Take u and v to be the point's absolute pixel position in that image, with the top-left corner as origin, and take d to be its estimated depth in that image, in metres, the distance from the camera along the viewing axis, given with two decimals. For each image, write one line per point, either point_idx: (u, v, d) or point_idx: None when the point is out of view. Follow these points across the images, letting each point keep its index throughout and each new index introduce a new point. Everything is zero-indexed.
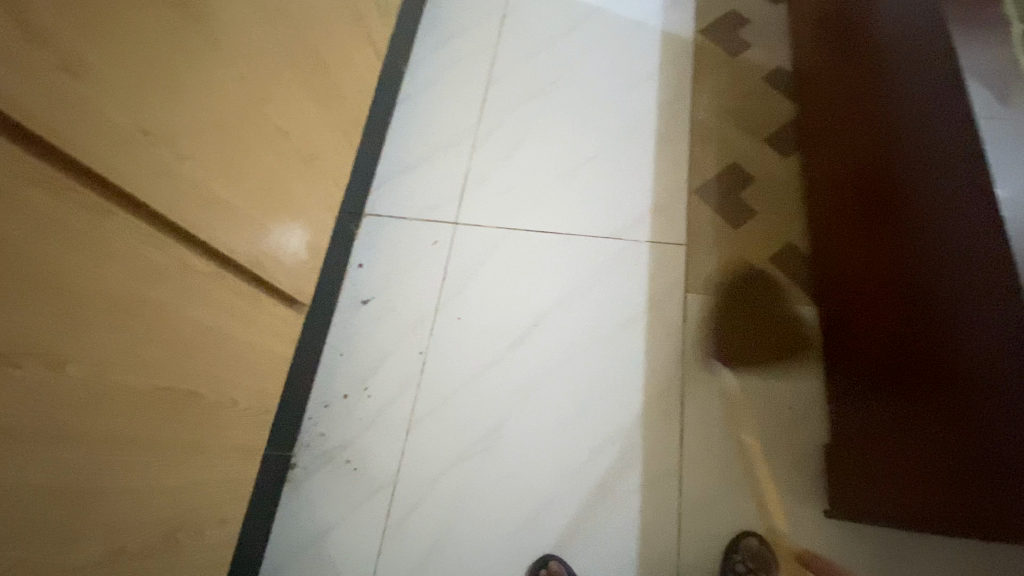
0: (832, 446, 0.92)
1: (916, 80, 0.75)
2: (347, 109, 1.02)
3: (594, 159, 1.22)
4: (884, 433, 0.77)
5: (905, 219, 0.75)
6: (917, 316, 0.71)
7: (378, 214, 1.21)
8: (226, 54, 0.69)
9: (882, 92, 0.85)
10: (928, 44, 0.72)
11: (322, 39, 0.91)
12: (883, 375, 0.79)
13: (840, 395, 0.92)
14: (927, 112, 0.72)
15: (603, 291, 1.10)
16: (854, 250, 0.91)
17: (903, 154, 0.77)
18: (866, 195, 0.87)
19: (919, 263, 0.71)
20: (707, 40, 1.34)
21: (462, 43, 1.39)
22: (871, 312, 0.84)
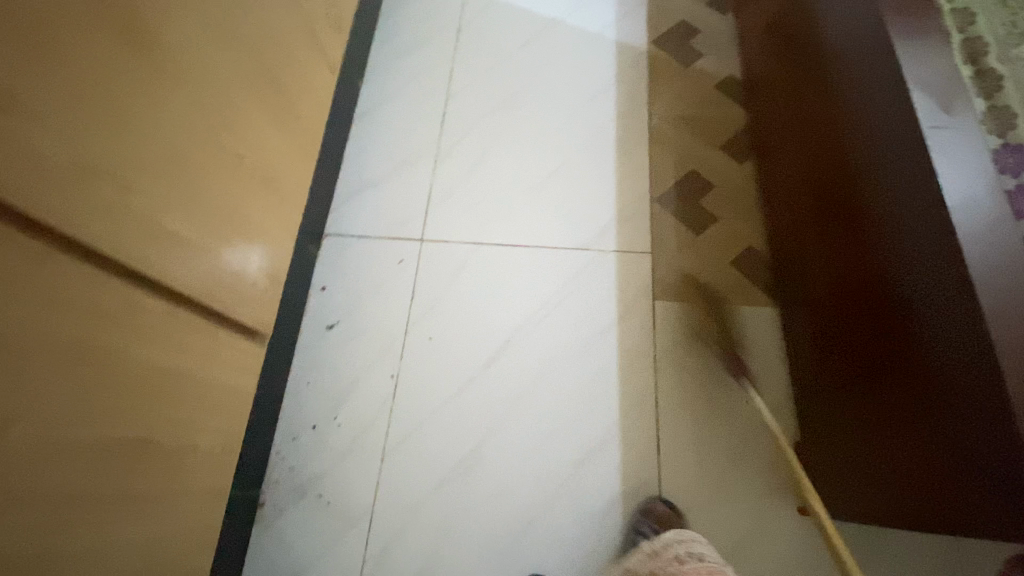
0: (804, 442, 0.94)
1: (863, 89, 0.78)
2: (303, 128, 0.98)
3: (559, 170, 1.23)
4: (853, 429, 0.80)
5: (862, 220, 0.78)
6: (880, 315, 0.74)
7: (340, 234, 1.18)
8: (174, 78, 0.66)
9: (830, 99, 0.89)
10: (871, 55, 0.75)
11: (274, 56, 0.87)
12: (850, 372, 0.81)
13: (809, 393, 0.94)
14: (875, 119, 0.75)
15: (576, 302, 1.10)
16: (813, 252, 0.94)
17: (855, 158, 0.80)
18: (823, 198, 0.90)
19: (878, 264, 0.74)
20: (660, 50, 1.37)
21: (419, 57, 1.37)
22: (834, 312, 0.86)
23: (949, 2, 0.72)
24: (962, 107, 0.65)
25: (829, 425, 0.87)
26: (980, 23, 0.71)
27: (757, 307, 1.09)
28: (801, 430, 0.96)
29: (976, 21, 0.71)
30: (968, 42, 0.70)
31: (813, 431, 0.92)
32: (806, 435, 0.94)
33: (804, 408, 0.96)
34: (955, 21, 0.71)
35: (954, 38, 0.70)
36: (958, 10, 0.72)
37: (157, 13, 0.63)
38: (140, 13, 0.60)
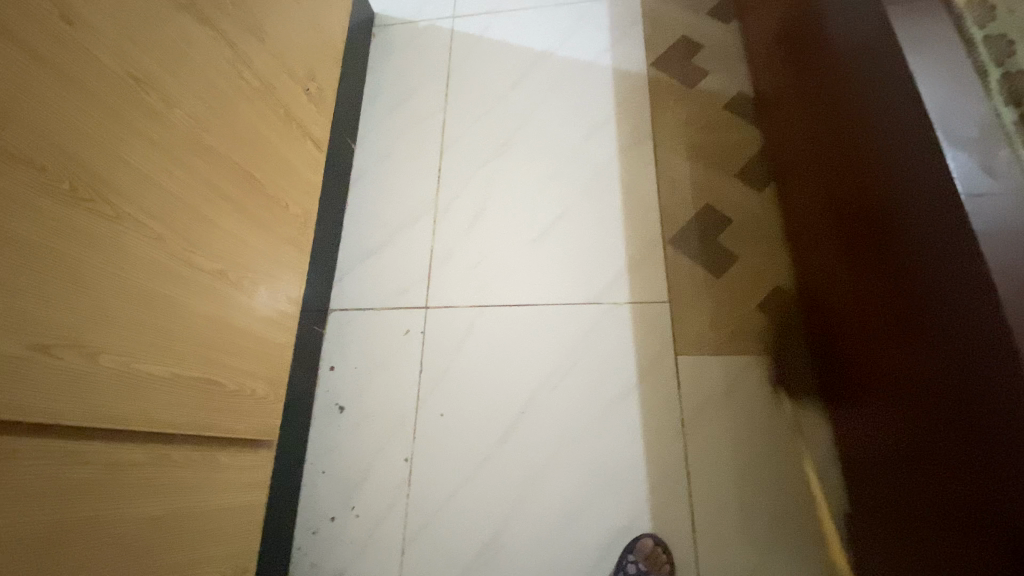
0: (855, 488, 0.87)
1: (880, 125, 0.69)
2: (287, 219, 0.96)
3: (562, 219, 1.17)
4: (900, 479, 0.72)
5: (887, 262, 0.70)
6: (910, 357, 0.67)
7: (344, 309, 1.16)
8: (140, 220, 0.64)
9: (845, 125, 0.80)
10: (891, 93, 0.66)
11: (249, 156, 0.86)
12: (893, 436, 0.73)
13: (855, 451, 0.85)
14: (895, 158, 0.66)
15: (592, 363, 1.04)
16: (844, 295, 0.85)
17: (879, 203, 0.71)
18: (849, 239, 0.81)
19: (914, 325, 0.65)
20: (661, 72, 1.28)
21: (411, 111, 1.35)
22: (871, 365, 0.78)
23: (981, 28, 0.63)
24: (1005, 164, 0.55)
25: (880, 493, 0.78)
26: (1019, 54, 0.61)
27: (791, 354, 0.99)
28: (851, 490, 0.88)
29: (1015, 52, 0.61)
30: (1007, 77, 0.60)
31: (860, 478, 0.84)
32: (857, 494, 0.86)
33: (852, 467, 0.87)
34: (988, 53, 0.62)
35: (990, 74, 0.61)
36: (992, 39, 0.63)
37: (114, 161, 0.61)
38: (94, 167, 0.58)
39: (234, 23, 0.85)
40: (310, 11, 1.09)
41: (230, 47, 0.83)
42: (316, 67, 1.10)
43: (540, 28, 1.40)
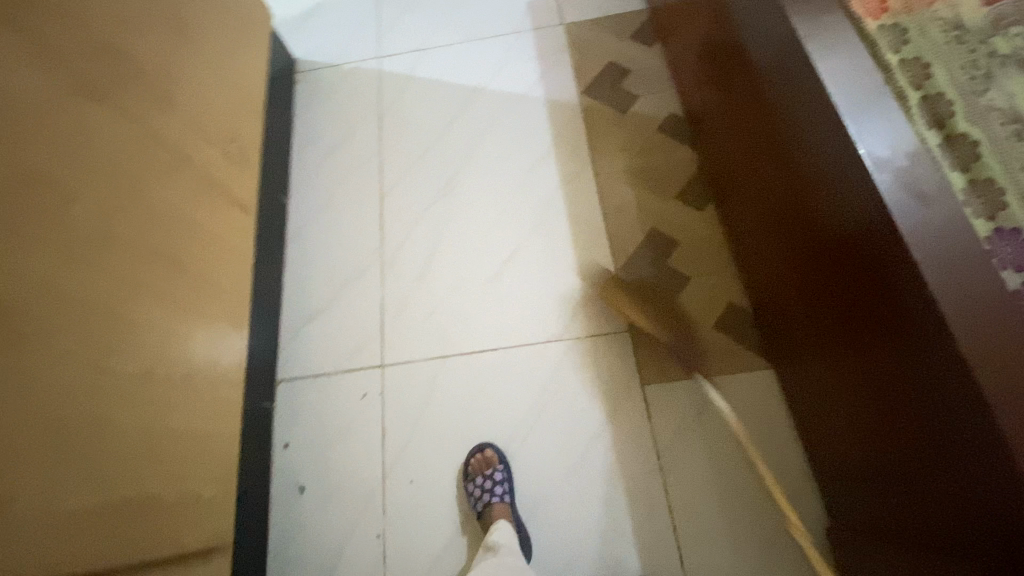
0: (829, 491, 0.88)
1: (808, 150, 0.71)
2: (219, 296, 0.89)
3: (513, 257, 1.15)
4: (873, 482, 0.75)
5: (832, 276, 0.72)
6: (867, 368, 0.69)
7: (294, 379, 1.09)
8: (45, 337, 0.58)
9: (775, 146, 0.82)
10: (815, 122, 0.68)
11: (165, 237, 0.79)
12: (865, 445, 0.74)
13: (826, 457, 0.87)
14: (826, 181, 0.69)
15: (561, 403, 1.01)
16: (799, 311, 0.86)
17: (819, 226, 0.73)
18: (796, 257, 0.83)
19: (870, 341, 0.67)
20: (592, 99, 1.29)
21: (345, 159, 1.30)
22: (833, 378, 0.79)
23: (896, 53, 0.67)
24: (934, 185, 0.57)
25: (858, 496, 0.80)
26: (936, 75, 0.65)
27: (756, 370, 1.00)
28: (829, 497, 0.89)
29: (931, 73, 0.65)
30: (927, 99, 0.64)
31: (834, 482, 0.86)
32: (832, 497, 0.88)
33: (825, 473, 0.88)
34: (907, 78, 0.65)
35: (910, 98, 0.64)
36: (908, 62, 0.66)
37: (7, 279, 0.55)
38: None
39: (138, 97, 0.79)
40: (225, 69, 1.03)
41: (134, 122, 0.77)
42: (238, 126, 1.04)
43: (469, 63, 1.39)
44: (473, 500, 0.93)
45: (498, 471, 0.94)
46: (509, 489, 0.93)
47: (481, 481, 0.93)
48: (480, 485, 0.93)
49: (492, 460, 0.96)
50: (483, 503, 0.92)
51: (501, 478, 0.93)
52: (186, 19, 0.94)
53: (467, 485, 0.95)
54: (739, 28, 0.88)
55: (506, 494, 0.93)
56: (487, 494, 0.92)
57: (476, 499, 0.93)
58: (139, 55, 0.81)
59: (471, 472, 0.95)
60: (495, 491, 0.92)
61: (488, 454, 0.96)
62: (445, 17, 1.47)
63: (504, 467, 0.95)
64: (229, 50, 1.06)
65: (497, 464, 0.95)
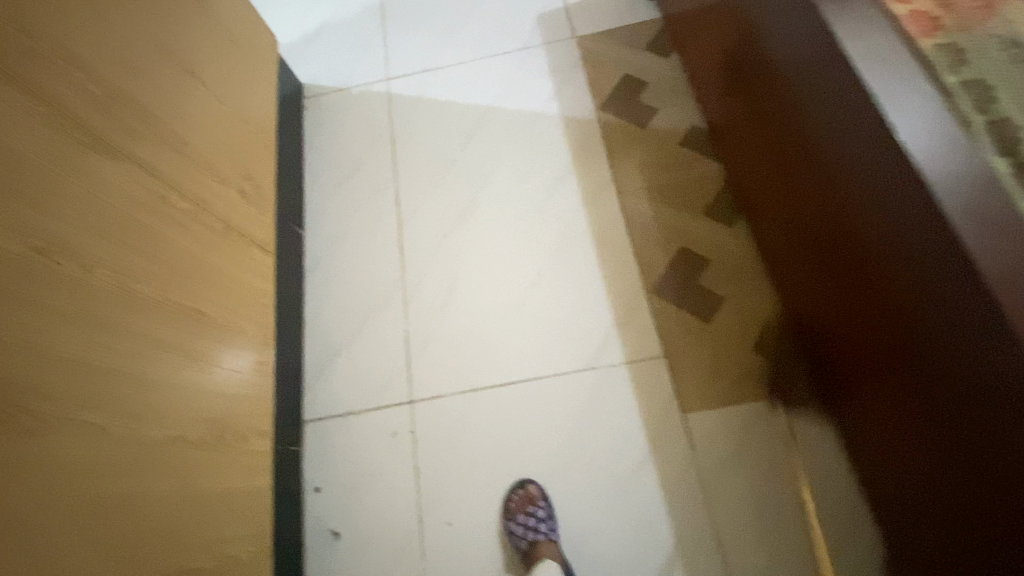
0: (873, 504, 0.87)
1: (857, 165, 0.70)
2: (243, 346, 0.86)
3: (539, 283, 1.12)
4: (922, 492, 0.73)
5: (876, 286, 0.71)
6: (913, 376, 0.68)
7: (320, 419, 1.06)
8: (77, 418, 0.54)
9: (813, 159, 0.81)
10: (869, 143, 0.67)
11: (191, 290, 0.76)
12: (923, 472, 0.72)
13: (869, 470, 0.86)
14: (876, 195, 0.67)
15: (598, 436, 0.98)
16: (836, 322, 0.85)
17: (868, 249, 0.71)
18: (838, 278, 0.81)
19: (923, 356, 0.65)
20: (609, 114, 1.26)
21: (360, 186, 1.27)
22: (881, 399, 0.77)
23: (956, 75, 0.65)
24: (998, 203, 0.56)
25: (905, 506, 0.79)
26: (1000, 100, 0.63)
27: (797, 393, 0.97)
28: (885, 529, 0.85)
29: (997, 98, 0.63)
30: (993, 124, 0.62)
31: (878, 493, 0.84)
32: (877, 510, 0.86)
33: (871, 489, 0.86)
34: (969, 98, 0.63)
35: (975, 124, 0.62)
36: (970, 84, 0.64)
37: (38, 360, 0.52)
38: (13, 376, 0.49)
39: (154, 147, 0.76)
40: (236, 106, 1.00)
41: (153, 174, 0.74)
42: (252, 164, 1.01)
43: (480, 82, 1.36)
44: (517, 539, 0.90)
45: (541, 508, 0.91)
46: (554, 526, 0.91)
47: (524, 518, 0.90)
48: (523, 523, 0.90)
49: (534, 496, 0.93)
50: (528, 541, 0.89)
51: (545, 515, 0.91)
52: (195, 59, 0.91)
53: (508, 524, 0.91)
54: (769, 43, 0.87)
55: (551, 531, 0.90)
56: (531, 531, 0.89)
57: (521, 537, 0.89)
58: (151, 102, 0.78)
59: (512, 510, 0.92)
60: (540, 528, 0.89)
61: (530, 490, 0.93)
62: (453, 35, 1.44)
63: (546, 504, 0.92)
64: (239, 85, 1.03)
65: (539, 501, 0.92)
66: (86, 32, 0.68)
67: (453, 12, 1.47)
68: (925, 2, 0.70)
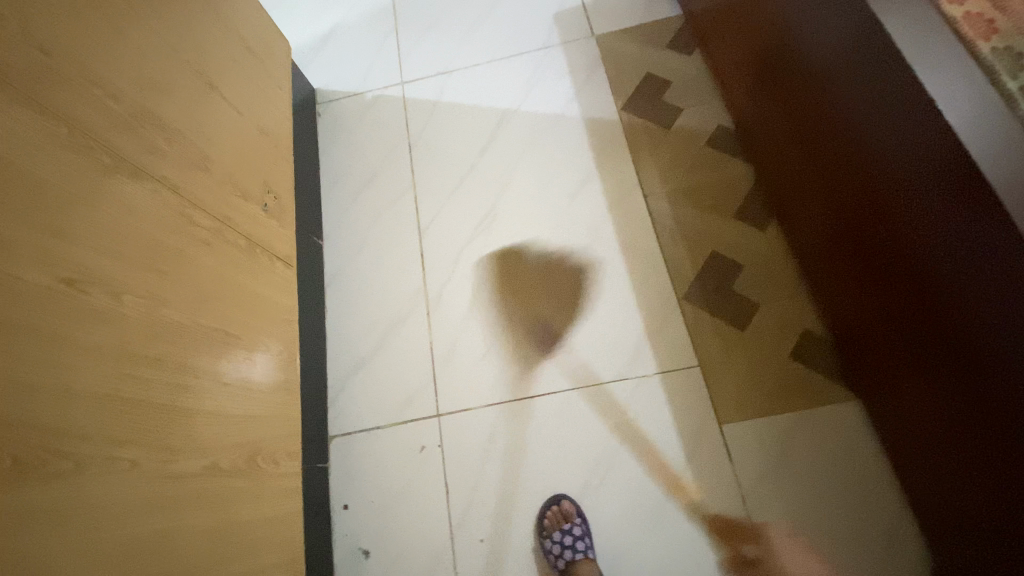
0: (911, 496, 0.85)
1: (903, 157, 0.68)
2: (271, 366, 0.84)
3: (565, 290, 1.09)
4: (967, 484, 0.72)
5: (921, 274, 0.69)
6: (965, 365, 0.66)
7: (346, 434, 1.04)
8: (110, 456, 0.53)
9: (850, 148, 0.78)
10: (918, 134, 0.64)
11: (218, 312, 0.74)
12: (968, 463, 0.70)
13: (909, 465, 0.84)
14: (924, 186, 0.65)
15: (633, 448, 0.96)
16: (873, 313, 0.83)
17: (911, 236, 0.69)
18: (875, 272, 0.79)
19: (976, 345, 0.63)
20: (633, 115, 1.23)
21: (378, 193, 1.25)
22: (924, 390, 0.75)
23: (1015, 81, 0.59)
24: None
25: (947, 501, 0.77)
26: None
27: (837, 399, 0.95)
28: (931, 536, 0.83)
29: None
30: None
31: (917, 487, 0.83)
32: (915, 502, 0.85)
33: (910, 485, 0.85)
34: None
35: None
36: None
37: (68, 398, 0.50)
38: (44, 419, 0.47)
39: (178, 164, 0.74)
40: (255, 116, 0.98)
41: (177, 193, 0.72)
42: (272, 175, 0.99)
43: (497, 83, 1.33)
44: (554, 558, 0.88)
45: (577, 526, 0.90)
46: (591, 543, 0.89)
47: (560, 537, 0.89)
48: (560, 542, 0.88)
49: (569, 513, 0.91)
50: (565, 560, 0.88)
51: (581, 533, 0.89)
52: (213, 70, 0.88)
53: (544, 542, 0.90)
54: (804, 34, 0.83)
55: (588, 549, 0.88)
56: (568, 550, 0.88)
57: (558, 557, 0.88)
58: (173, 118, 0.75)
59: (547, 528, 0.91)
60: (577, 547, 0.87)
61: (565, 507, 0.92)
62: (468, 35, 1.40)
63: (582, 521, 0.90)
64: (256, 94, 1.00)
65: (574, 518, 0.91)
66: (106, 49, 0.66)
67: (467, 12, 1.44)
68: (978, 2, 0.64)
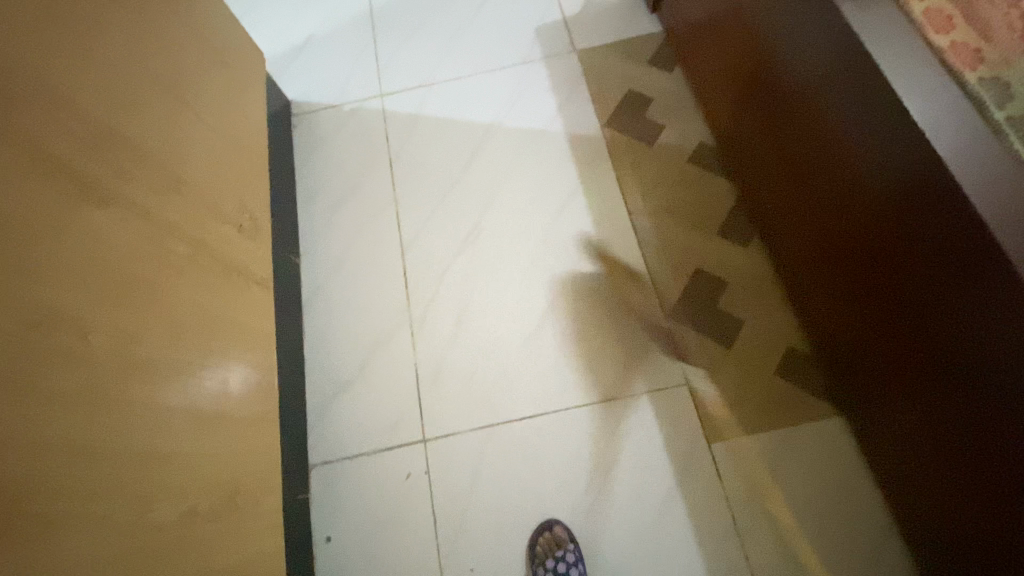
0: (895, 503, 0.87)
1: (886, 176, 0.69)
2: (250, 398, 0.80)
3: (552, 309, 1.08)
4: (950, 491, 0.73)
5: (903, 286, 0.70)
6: (946, 375, 0.67)
7: (328, 462, 1.00)
8: (83, 511, 0.49)
9: (833, 164, 0.79)
10: (901, 153, 0.65)
11: (194, 344, 0.70)
12: (950, 469, 0.72)
13: (893, 474, 0.85)
14: (907, 203, 0.66)
15: (623, 469, 0.95)
16: (855, 323, 0.84)
17: (893, 249, 0.71)
18: (862, 289, 0.80)
19: (958, 356, 0.65)
20: (616, 131, 1.23)
21: (358, 209, 1.21)
22: (906, 399, 0.77)
23: (1002, 110, 0.60)
24: None
25: (931, 508, 0.78)
26: None
27: (822, 414, 0.96)
28: (918, 549, 0.84)
29: None
30: None
31: (901, 494, 0.85)
32: (899, 508, 0.86)
33: (895, 493, 0.86)
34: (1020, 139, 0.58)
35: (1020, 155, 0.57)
36: (1016, 121, 0.59)
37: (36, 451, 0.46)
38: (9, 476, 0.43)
39: (150, 189, 0.70)
40: (231, 133, 0.94)
41: (149, 219, 0.68)
42: (248, 194, 0.95)
43: (479, 97, 1.31)
44: None
45: (569, 552, 0.87)
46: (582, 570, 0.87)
47: (551, 564, 0.86)
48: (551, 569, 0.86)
49: (561, 539, 0.89)
50: None
51: (573, 560, 0.86)
52: (185, 85, 0.84)
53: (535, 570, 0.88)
54: (786, 53, 0.84)
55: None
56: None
57: None
58: (144, 139, 0.71)
59: (539, 556, 0.89)
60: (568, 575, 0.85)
61: (557, 532, 0.90)
62: (448, 48, 1.38)
63: (575, 547, 0.88)
64: (231, 110, 0.96)
65: (567, 544, 0.88)
66: (71, 67, 0.62)
67: (447, 24, 1.42)
68: (965, 32, 0.64)
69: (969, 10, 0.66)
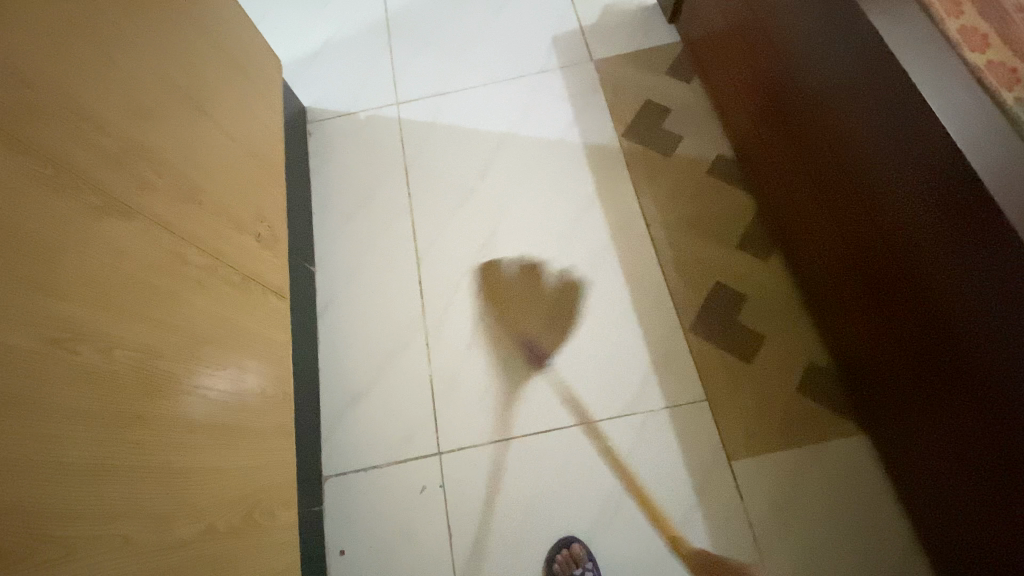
0: (916, 515, 0.86)
1: (909, 186, 0.68)
2: (269, 410, 0.79)
3: (568, 319, 1.07)
4: (969, 502, 0.72)
5: (921, 294, 0.70)
6: (965, 385, 0.67)
7: (342, 473, 0.99)
8: (103, 526, 0.48)
9: (852, 172, 0.78)
10: (927, 164, 0.64)
11: (214, 356, 0.69)
12: (969, 480, 0.71)
13: (914, 487, 0.84)
14: (930, 214, 0.65)
15: (641, 484, 0.94)
16: (871, 330, 0.84)
17: (911, 257, 0.70)
18: (878, 296, 0.79)
19: (976, 364, 0.64)
20: (634, 142, 1.22)
21: (373, 217, 1.21)
22: (923, 407, 0.76)
23: None
24: None
25: (952, 521, 0.77)
26: None
27: (842, 429, 0.95)
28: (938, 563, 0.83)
29: None
30: None
31: (921, 506, 0.83)
32: (920, 520, 0.85)
33: (917, 507, 0.85)
34: None
35: None
36: None
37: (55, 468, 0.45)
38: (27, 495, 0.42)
39: (169, 198, 0.69)
40: (248, 141, 0.93)
41: (169, 229, 0.67)
42: (265, 202, 0.94)
43: (495, 105, 1.31)
44: None
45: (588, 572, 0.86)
46: None
47: None
48: None
49: (580, 557, 0.88)
50: None
51: None
52: (204, 95, 0.84)
53: None
54: (808, 63, 0.83)
55: None
56: None
57: None
58: (163, 148, 0.71)
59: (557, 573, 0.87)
60: None
61: (575, 550, 0.88)
62: (464, 56, 1.38)
63: (593, 565, 0.87)
64: (249, 118, 0.96)
65: (585, 562, 0.87)
66: (90, 76, 0.62)
67: (464, 32, 1.42)
68: (1001, 51, 0.62)
69: (1004, 28, 0.63)
